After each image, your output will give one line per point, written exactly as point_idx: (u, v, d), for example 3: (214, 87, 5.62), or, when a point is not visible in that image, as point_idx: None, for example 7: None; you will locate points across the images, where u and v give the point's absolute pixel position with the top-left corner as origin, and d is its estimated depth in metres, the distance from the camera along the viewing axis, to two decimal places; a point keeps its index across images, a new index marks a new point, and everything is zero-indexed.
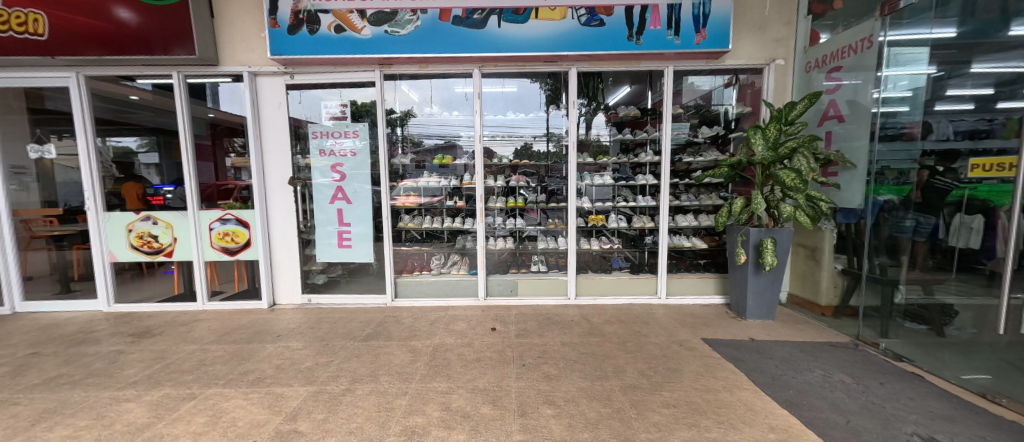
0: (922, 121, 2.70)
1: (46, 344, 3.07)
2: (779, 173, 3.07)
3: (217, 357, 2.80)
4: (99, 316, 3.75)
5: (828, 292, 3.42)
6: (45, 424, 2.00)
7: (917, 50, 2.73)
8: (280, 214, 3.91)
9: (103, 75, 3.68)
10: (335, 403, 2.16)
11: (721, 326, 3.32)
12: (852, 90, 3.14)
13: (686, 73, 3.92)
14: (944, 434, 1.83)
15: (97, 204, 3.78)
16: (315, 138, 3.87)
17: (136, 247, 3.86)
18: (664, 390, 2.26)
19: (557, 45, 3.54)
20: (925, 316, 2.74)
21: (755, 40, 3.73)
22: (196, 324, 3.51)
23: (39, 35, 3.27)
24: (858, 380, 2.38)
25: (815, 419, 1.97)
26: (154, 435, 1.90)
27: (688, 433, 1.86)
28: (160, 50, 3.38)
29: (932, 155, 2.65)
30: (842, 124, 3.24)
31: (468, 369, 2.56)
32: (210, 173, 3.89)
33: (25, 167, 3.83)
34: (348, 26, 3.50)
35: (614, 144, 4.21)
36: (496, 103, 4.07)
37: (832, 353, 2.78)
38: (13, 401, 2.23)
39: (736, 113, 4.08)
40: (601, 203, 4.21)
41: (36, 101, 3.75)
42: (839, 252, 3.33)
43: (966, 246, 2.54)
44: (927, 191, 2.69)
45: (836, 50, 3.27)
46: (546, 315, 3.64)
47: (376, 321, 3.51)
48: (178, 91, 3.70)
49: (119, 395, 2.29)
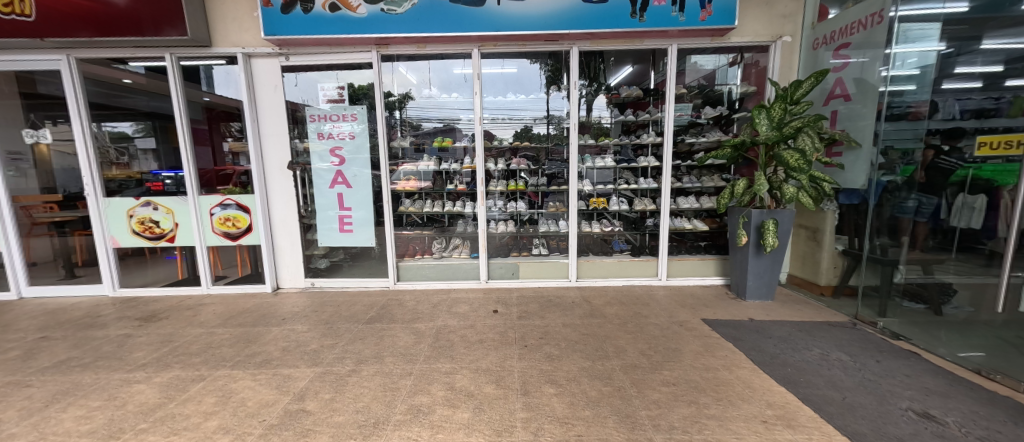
0: (930, 101, 2.68)
1: (55, 328, 3.12)
2: (783, 154, 3.04)
3: (224, 340, 2.84)
4: (104, 300, 3.78)
5: (828, 273, 3.41)
6: (58, 405, 2.05)
7: (928, 26, 2.67)
8: (280, 200, 3.89)
9: (94, 58, 3.62)
10: (341, 384, 2.21)
11: (720, 307, 3.34)
12: (860, 67, 3.03)
13: (689, 51, 3.81)
14: (938, 409, 1.87)
15: (96, 190, 3.77)
16: (314, 121, 3.83)
17: (138, 233, 3.87)
18: (664, 369, 2.31)
19: (559, 23, 3.44)
20: (923, 295, 2.82)
21: (760, 17, 3.63)
22: (201, 307, 3.56)
23: (27, 16, 3.17)
24: (855, 358, 2.42)
25: (811, 395, 2.01)
26: (165, 415, 1.95)
27: (688, 410, 1.90)
28: (151, 32, 3.26)
29: (937, 135, 2.67)
30: (847, 104, 3.16)
31: (470, 349, 2.60)
32: (208, 157, 3.84)
33: (22, 153, 3.78)
34: (344, 5, 3.39)
35: (615, 125, 4.12)
36: (495, 84, 3.96)
37: (830, 332, 2.82)
38: (26, 383, 2.28)
39: (740, 92, 3.99)
40: (602, 186, 4.17)
41: (28, 86, 3.70)
42: (840, 233, 3.31)
43: (966, 226, 2.65)
44: (931, 171, 2.70)
45: (844, 26, 3.18)
46: (547, 297, 3.68)
47: (379, 304, 3.55)
48: (172, 74, 3.62)
49: (129, 377, 2.33)
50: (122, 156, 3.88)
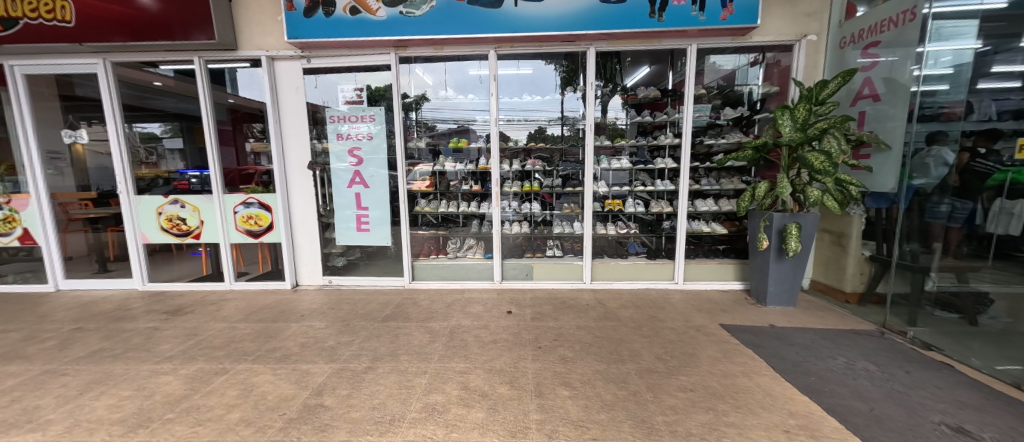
0: (965, 101, 2.54)
1: (88, 320, 3.26)
2: (807, 156, 2.95)
3: (245, 335, 2.92)
4: (133, 294, 3.94)
5: (854, 279, 3.31)
6: (91, 393, 2.14)
7: (963, 23, 2.55)
8: (300, 199, 3.99)
9: (126, 61, 3.77)
10: (358, 380, 2.24)
11: (739, 313, 3.26)
12: (889, 67, 2.97)
13: (708, 50, 3.73)
14: (973, 424, 1.79)
15: (129, 188, 3.92)
16: (332, 122, 3.91)
17: (166, 229, 4.01)
18: (680, 374, 2.27)
19: (575, 24, 3.43)
20: (956, 304, 2.68)
21: (784, 16, 3.54)
22: (224, 303, 3.66)
23: (67, 22, 3.34)
24: (883, 368, 2.32)
25: (836, 405, 1.94)
26: (190, 406, 2.01)
27: (706, 417, 1.86)
28: (180, 36, 3.39)
29: (973, 136, 2.52)
30: (876, 104, 3.09)
31: (484, 349, 2.61)
32: (231, 158, 3.96)
33: (60, 152, 3.97)
34: (364, 8, 3.46)
35: (631, 127, 4.08)
36: (511, 85, 3.97)
37: (855, 341, 2.72)
38: (62, 372, 2.39)
39: (761, 93, 3.90)
40: (618, 188, 4.11)
41: (67, 88, 3.88)
42: (867, 238, 3.20)
43: (1003, 232, 2.43)
44: (965, 174, 2.56)
45: (873, 24, 3.08)
46: (560, 299, 3.65)
47: (394, 303, 3.60)
48: (200, 76, 3.75)
49: (157, 369, 2.42)
50: (151, 156, 4.06)
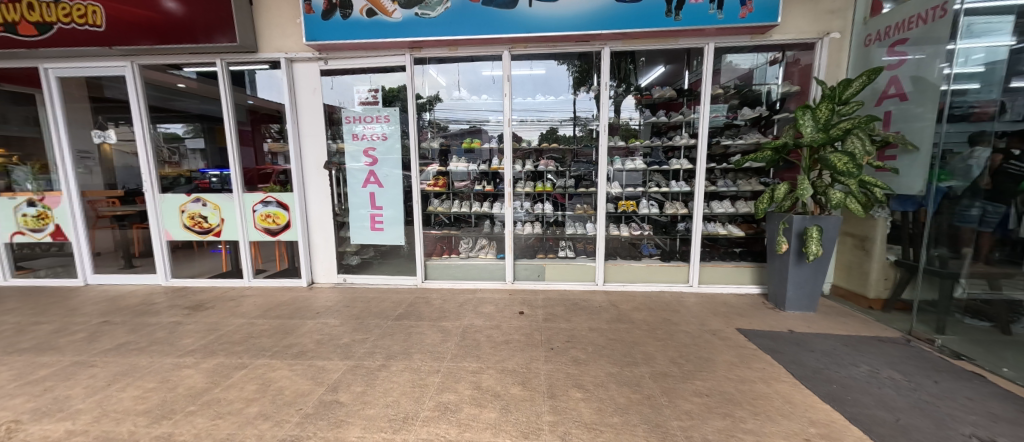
0: (998, 101, 2.48)
1: (115, 313, 3.38)
2: (830, 157, 2.86)
3: (263, 331, 2.99)
4: (157, 289, 4.07)
5: (878, 284, 3.18)
6: (118, 385, 2.21)
7: (996, 19, 2.47)
8: (316, 198, 4.06)
9: (153, 64, 3.89)
10: (372, 378, 2.27)
11: (756, 317, 3.19)
12: (916, 66, 2.85)
13: (726, 49, 3.67)
14: (1007, 438, 1.71)
15: (153, 187, 4.05)
16: (348, 123, 3.97)
17: (188, 227, 4.12)
18: (696, 379, 2.23)
19: (590, 23, 3.41)
20: (988, 312, 2.61)
21: (805, 13, 3.45)
22: (242, 299, 3.75)
23: (98, 26, 3.52)
24: (909, 377, 2.24)
25: (859, 414, 1.88)
26: (211, 399, 2.07)
27: (722, 423, 1.82)
28: (203, 39, 3.53)
29: (1006, 137, 2.46)
30: (902, 104, 2.97)
31: (496, 350, 2.61)
32: (251, 158, 4.05)
33: (90, 151, 4.11)
34: (380, 10, 3.50)
35: (645, 127, 4.05)
36: (524, 85, 3.97)
37: (879, 348, 2.63)
38: (90, 363, 2.48)
39: (781, 92, 3.81)
40: (631, 188, 4.08)
41: (97, 91, 4.05)
42: (892, 242, 3.07)
43: None
44: (998, 176, 2.51)
45: (900, 21, 2.97)
46: (572, 300, 3.63)
47: (407, 302, 3.63)
48: (222, 78, 3.86)
49: (179, 362, 2.49)
50: (174, 155, 4.18)
